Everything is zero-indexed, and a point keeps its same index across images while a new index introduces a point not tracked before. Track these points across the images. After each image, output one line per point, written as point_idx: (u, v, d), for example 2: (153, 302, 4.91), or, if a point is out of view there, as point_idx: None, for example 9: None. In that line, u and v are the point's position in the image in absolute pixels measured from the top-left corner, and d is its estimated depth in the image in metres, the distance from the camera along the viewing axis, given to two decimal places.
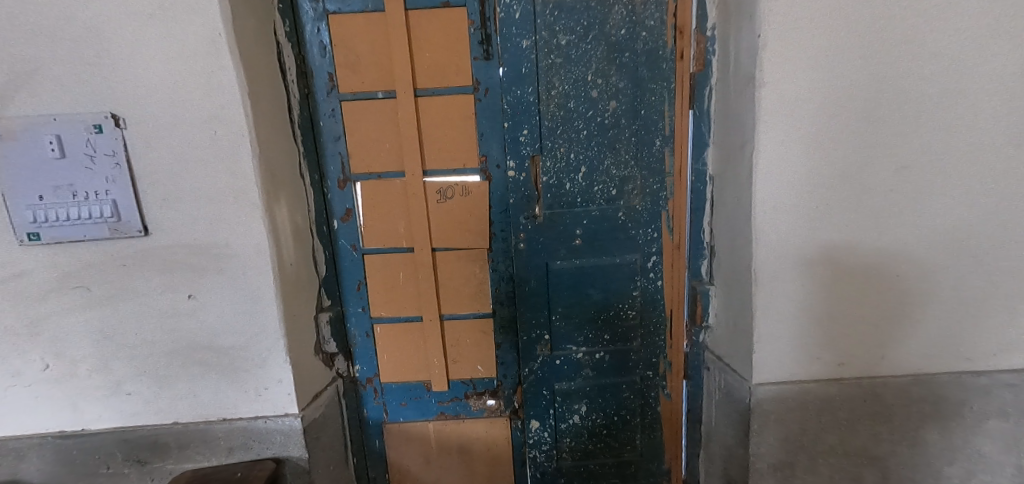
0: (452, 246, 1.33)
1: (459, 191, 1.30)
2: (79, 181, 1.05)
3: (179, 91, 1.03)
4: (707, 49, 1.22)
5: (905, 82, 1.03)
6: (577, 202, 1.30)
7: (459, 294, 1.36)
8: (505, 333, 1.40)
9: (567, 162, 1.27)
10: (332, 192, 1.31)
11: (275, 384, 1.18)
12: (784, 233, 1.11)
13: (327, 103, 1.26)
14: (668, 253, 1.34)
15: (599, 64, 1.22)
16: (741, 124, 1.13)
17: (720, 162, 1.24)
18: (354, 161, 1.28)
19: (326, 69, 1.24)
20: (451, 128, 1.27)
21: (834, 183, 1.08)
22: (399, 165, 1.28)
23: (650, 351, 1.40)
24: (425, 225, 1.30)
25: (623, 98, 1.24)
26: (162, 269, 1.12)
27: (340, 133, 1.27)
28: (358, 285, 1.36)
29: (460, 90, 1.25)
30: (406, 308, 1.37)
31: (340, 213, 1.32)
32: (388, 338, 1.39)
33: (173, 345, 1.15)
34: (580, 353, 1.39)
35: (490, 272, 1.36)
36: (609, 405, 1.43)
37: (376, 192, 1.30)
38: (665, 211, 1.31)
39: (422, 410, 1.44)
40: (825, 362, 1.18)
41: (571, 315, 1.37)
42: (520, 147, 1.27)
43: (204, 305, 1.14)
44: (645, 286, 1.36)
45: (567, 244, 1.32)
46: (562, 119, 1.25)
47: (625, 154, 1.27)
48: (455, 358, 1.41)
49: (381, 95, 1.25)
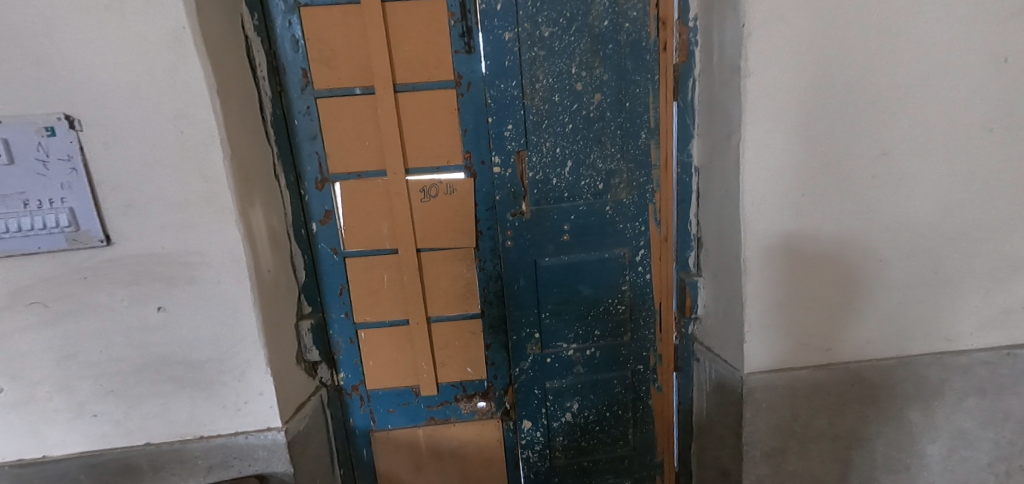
0: (438, 247, 1.29)
1: (443, 189, 1.26)
2: (31, 188, 0.97)
3: (140, 90, 0.96)
4: (690, 40, 1.21)
5: (886, 69, 1.05)
6: (564, 197, 1.27)
7: (446, 295, 1.33)
8: (495, 333, 1.37)
9: (553, 157, 1.25)
10: (309, 193, 1.24)
11: (256, 397, 1.12)
12: (772, 222, 1.12)
13: (301, 100, 1.19)
14: (655, 246, 1.33)
15: (583, 56, 1.20)
16: (726, 114, 1.13)
17: (706, 153, 1.24)
18: (332, 160, 1.23)
19: (299, 64, 1.18)
20: (433, 124, 1.23)
21: (819, 171, 1.09)
22: (380, 164, 1.24)
23: (641, 344, 1.39)
24: (409, 225, 1.26)
25: (608, 91, 1.23)
26: (128, 281, 1.04)
27: (316, 132, 1.21)
28: (340, 289, 1.30)
29: (441, 85, 1.21)
30: (391, 312, 1.32)
31: (318, 216, 1.26)
32: (374, 344, 1.34)
33: (142, 362, 1.08)
34: (571, 350, 1.37)
35: (477, 272, 1.33)
36: (601, 402, 1.42)
37: (357, 192, 1.24)
38: (652, 204, 1.30)
39: (410, 416, 1.40)
40: (813, 348, 1.19)
41: (561, 312, 1.35)
42: (505, 143, 1.23)
43: (175, 318, 1.07)
44: (634, 280, 1.35)
45: (556, 240, 1.30)
46: (547, 113, 1.22)
47: (611, 147, 1.26)
48: (443, 361, 1.37)
49: (359, 91, 1.19)
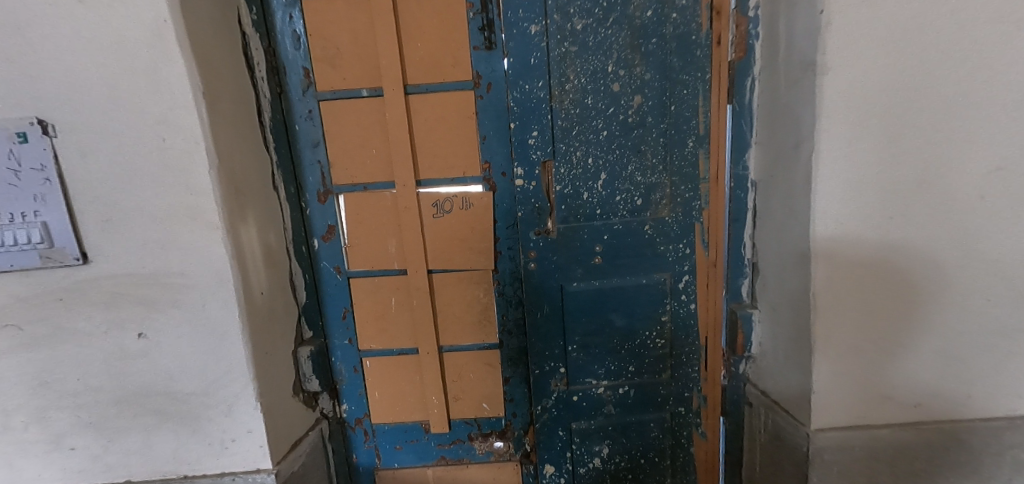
0: (452, 268, 1.14)
1: (458, 203, 1.11)
2: (2, 201, 0.87)
3: (118, 93, 0.86)
4: (749, 32, 1.03)
5: (1003, 63, 0.84)
6: (596, 214, 1.11)
7: (460, 322, 1.18)
8: (514, 366, 1.21)
9: (584, 168, 1.08)
10: (311, 206, 1.12)
11: (244, 435, 1.00)
12: (850, 249, 0.93)
13: (302, 103, 1.07)
14: (702, 272, 1.15)
15: (621, 53, 1.04)
16: (795, 119, 0.94)
17: (766, 165, 1.05)
18: (336, 170, 1.10)
19: (300, 63, 1.05)
20: (448, 131, 1.09)
21: (912, 189, 0.89)
22: (388, 175, 1.10)
23: (682, 384, 1.21)
24: (420, 244, 1.12)
25: (650, 92, 1.06)
26: (106, 304, 0.94)
27: (319, 138, 1.09)
28: (343, 313, 1.18)
29: (458, 86, 1.07)
30: (399, 339, 1.19)
31: (321, 231, 1.13)
32: (380, 374, 1.21)
33: (121, 392, 0.98)
34: (602, 388, 1.21)
35: (495, 297, 1.17)
36: (635, 447, 1.25)
37: (363, 206, 1.12)
38: (699, 223, 1.12)
39: (419, 454, 1.26)
40: (897, 402, 0.98)
41: (590, 345, 1.18)
42: (529, 152, 1.08)
43: (157, 345, 0.96)
44: (676, 310, 1.17)
45: (585, 264, 1.13)
46: (578, 117, 1.06)
47: (652, 157, 1.09)
48: (456, 395, 1.22)
49: (365, 93, 1.07)
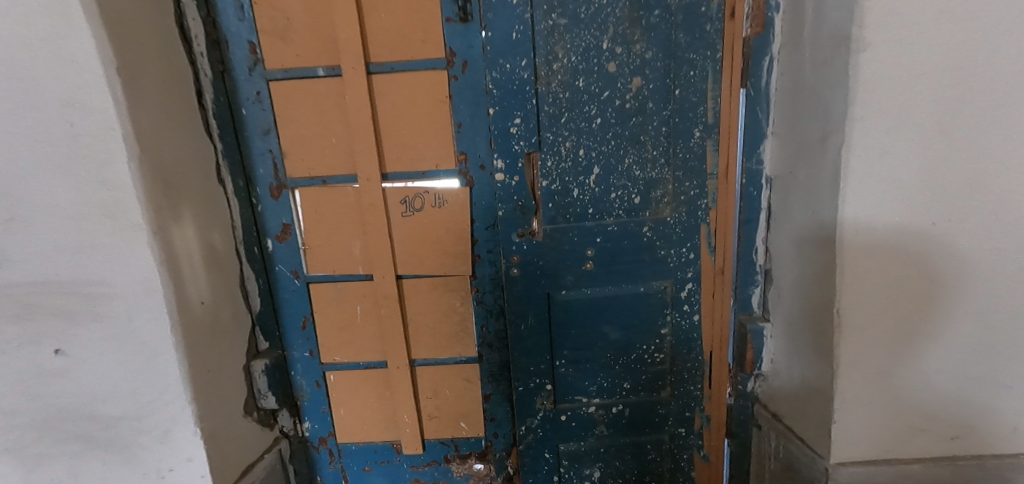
0: (424, 273, 1.02)
1: (430, 200, 0.98)
2: None
3: (14, 67, 0.71)
4: (768, 3, 0.88)
5: None
6: (588, 214, 0.97)
7: (434, 334, 1.05)
8: (496, 382, 1.09)
9: (575, 161, 0.94)
10: (263, 202, 0.99)
11: (183, 464, 0.88)
12: (884, 260, 0.79)
13: (249, 83, 0.93)
14: (707, 280, 1.02)
15: (618, 27, 0.89)
16: (823, 105, 0.80)
17: (785, 159, 0.91)
18: (292, 161, 0.97)
19: (245, 36, 0.91)
20: (418, 117, 0.95)
21: (963, 190, 0.75)
22: (350, 167, 0.97)
23: (683, 403, 1.08)
24: (387, 246, 0.99)
25: (651, 73, 0.91)
26: (16, 317, 0.80)
27: (270, 125, 0.95)
28: (303, 322, 1.05)
29: (429, 65, 0.92)
30: (367, 351, 1.06)
31: (275, 231, 1.00)
32: (346, 389, 1.09)
33: (38, 417, 0.84)
34: (593, 407, 1.08)
35: (474, 306, 1.04)
36: (629, 470, 1.13)
37: (323, 202, 0.98)
38: (705, 225, 0.99)
39: (391, 476, 1.14)
40: (931, 435, 0.85)
41: (581, 359, 1.05)
42: (511, 142, 0.94)
43: (78, 364, 0.83)
44: (677, 322, 1.04)
45: (576, 269, 1.00)
46: (568, 102, 0.92)
47: (653, 149, 0.95)
48: (431, 413, 1.10)
49: (322, 72, 0.93)
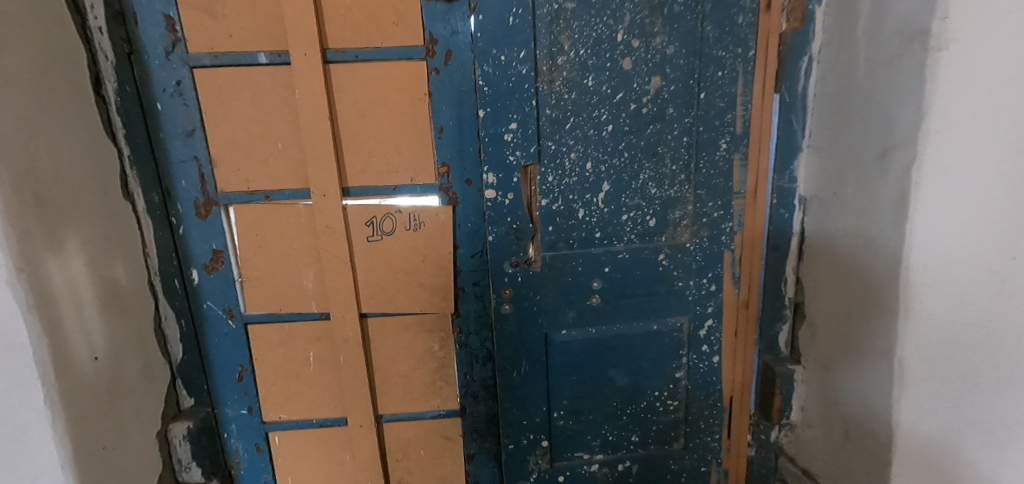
0: (394, 311, 0.83)
1: (403, 221, 0.79)
2: None
3: None
4: None
5: None
6: (595, 239, 0.81)
7: (405, 383, 0.87)
8: (481, 439, 0.90)
9: (580, 176, 0.78)
10: (185, 224, 0.77)
11: None
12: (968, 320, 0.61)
13: (165, 70, 0.72)
14: (729, 316, 0.87)
15: (636, 15, 0.73)
16: (883, 114, 0.67)
17: (825, 176, 0.78)
18: (225, 172, 0.76)
19: (159, 8, 0.70)
20: (388, 120, 0.76)
21: None
22: (302, 180, 0.77)
23: (697, 457, 0.94)
24: (348, 279, 0.79)
25: (673, 72, 0.76)
26: None
27: (192, 125, 0.74)
28: (239, 372, 0.84)
29: (402, 55, 0.74)
30: (322, 406, 0.86)
31: (202, 259, 0.79)
32: (296, 452, 0.88)
33: None
34: (595, 465, 0.92)
35: (456, 349, 0.86)
36: None
37: (265, 224, 0.78)
38: (729, 252, 0.84)
39: None
40: None
41: (582, 410, 0.89)
42: (505, 152, 0.76)
43: None
44: (693, 364, 0.89)
45: (580, 305, 0.83)
46: (574, 105, 0.75)
47: (672, 163, 0.80)
48: (402, 477, 0.91)
49: (264, 59, 0.73)
